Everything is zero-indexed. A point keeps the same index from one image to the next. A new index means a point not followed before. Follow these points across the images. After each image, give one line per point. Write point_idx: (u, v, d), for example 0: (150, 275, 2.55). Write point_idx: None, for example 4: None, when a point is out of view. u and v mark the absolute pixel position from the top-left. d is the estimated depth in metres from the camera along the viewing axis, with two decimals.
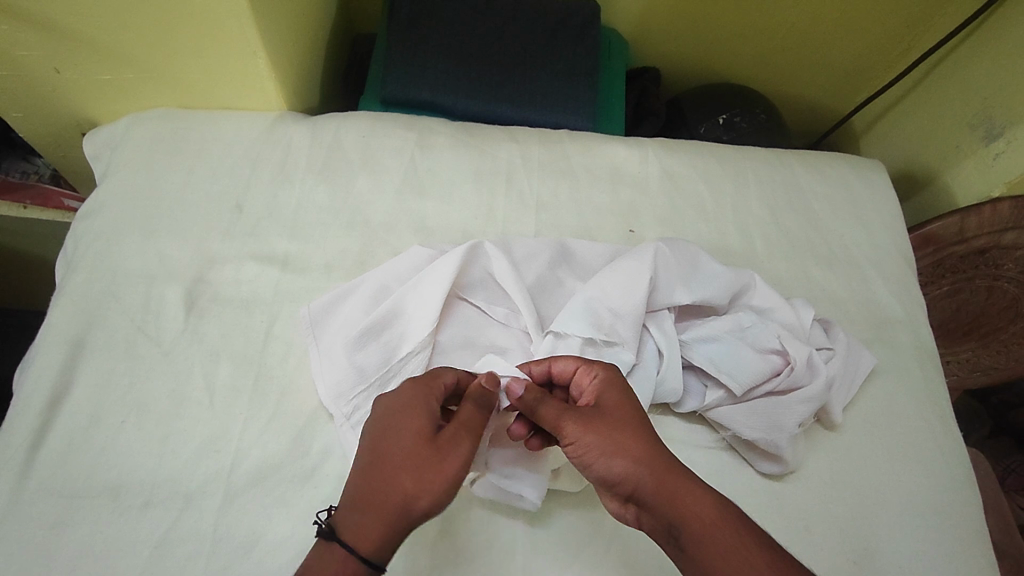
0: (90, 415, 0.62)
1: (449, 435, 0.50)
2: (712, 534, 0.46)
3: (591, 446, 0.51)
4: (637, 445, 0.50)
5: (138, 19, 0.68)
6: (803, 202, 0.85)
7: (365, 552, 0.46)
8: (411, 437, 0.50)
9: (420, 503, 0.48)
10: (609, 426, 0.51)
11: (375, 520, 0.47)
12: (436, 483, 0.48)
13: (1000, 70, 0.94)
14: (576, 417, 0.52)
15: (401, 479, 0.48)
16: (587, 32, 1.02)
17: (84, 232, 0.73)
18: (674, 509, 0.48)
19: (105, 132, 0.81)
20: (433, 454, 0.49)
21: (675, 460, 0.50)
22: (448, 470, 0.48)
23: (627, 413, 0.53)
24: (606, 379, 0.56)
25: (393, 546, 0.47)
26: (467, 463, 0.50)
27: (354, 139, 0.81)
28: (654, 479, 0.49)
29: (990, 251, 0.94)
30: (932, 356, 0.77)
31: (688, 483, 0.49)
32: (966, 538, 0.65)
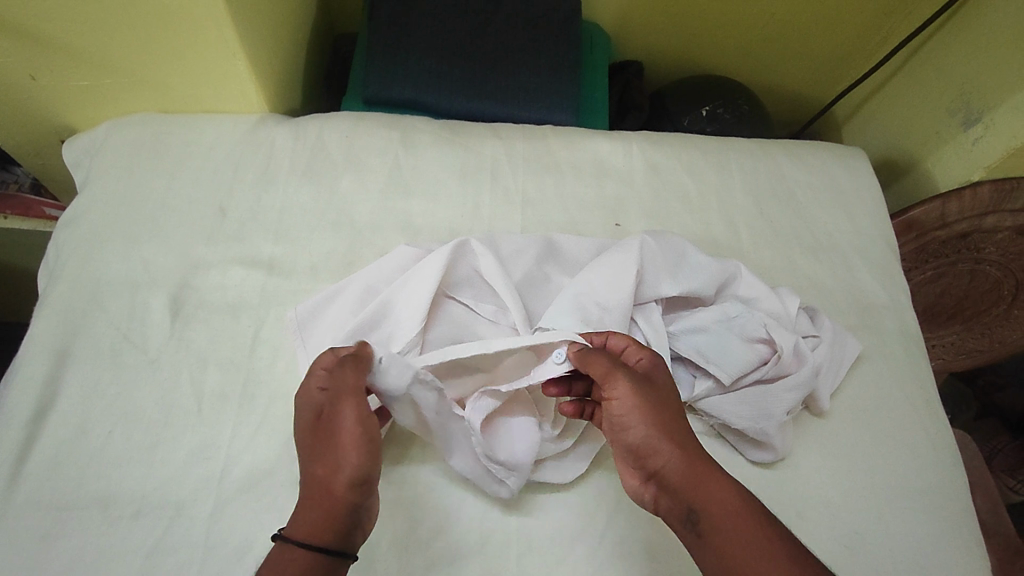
0: (77, 425, 0.61)
1: (329, 404, 0.51)
2: (734, 523, 0.46)
3: (633, 408, 0.51)
4: (673, 422, 0.51)
5: (112, 22, 0.67)
6: (787, 192, 0.86)
7: (304, 536, 0.47)
8: (310, 426, 0.51)
9: (338, 477, 0.48)
10: (654, 396, 0.52)
11: (312, 513, 0.48)
12: (342, 454, 0.49)
13: (974, 54, 0.96)
14: (625, 377, 0.52)
15: (311, 464, 0.50)
16: (569, 26, 1.02)
17: (65, 240, 0.73)
18: (701, 492, 0.48)
19: (84, 139, 0.80)
20: (328, 428, 0.50)
21: (707, 453, 0.50)
22: (346, 436, 0.49)
23: (668, 392, 0.54)
24: (653, 359, 0.56)
25: (334, 528, 0.48)
26: (358, 421, 0.50)
27: (337, 140, 0.80)
28: (684, 458, 0.49)
29: (971, 235, 0.95)
30: (916, 339, 0.78)
31: (716, 473, 0.49)
32: (954, 520, 0.66)
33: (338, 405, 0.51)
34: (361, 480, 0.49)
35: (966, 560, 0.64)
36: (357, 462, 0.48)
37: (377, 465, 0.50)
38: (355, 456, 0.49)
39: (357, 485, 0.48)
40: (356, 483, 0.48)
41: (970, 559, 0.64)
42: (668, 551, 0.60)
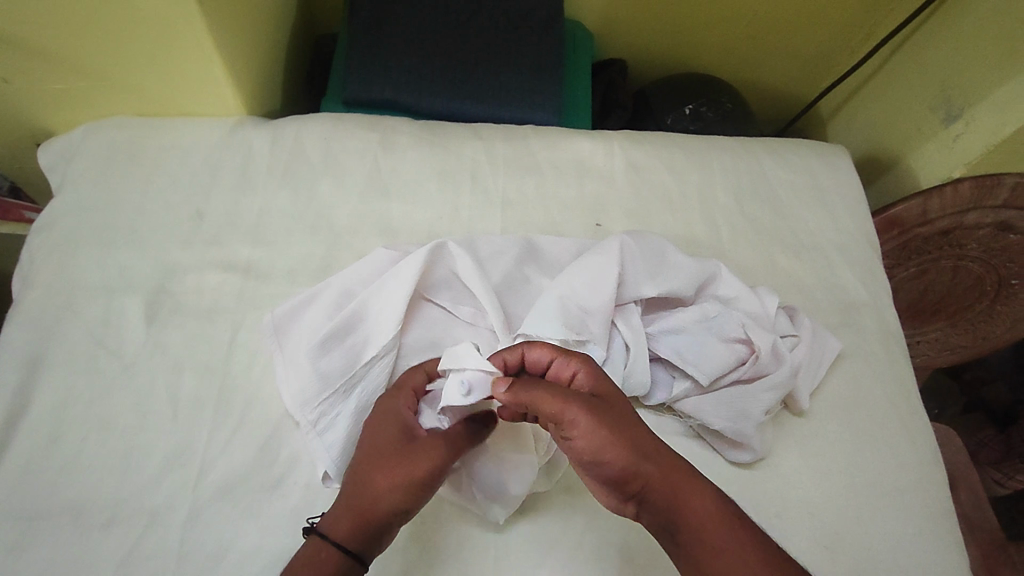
0: (51, 433, 0.61)
1: (416, 434, 0.54)
2: (714, 528, 0.47)
3: (602, 443, 0.48)
4: (641, 442, 0.49)
5: (83, 25, 0.67)
6: (768, 191, 0.86)
7: (336, 541, 0.49)
8: (388, 441, 0.53)
9: (390, 499, 0.51)
10: (615, 422, 0.49)
11: (349, 521, 0.50)
12: (405, 484, 0.51)
13: (955, 50, 0.96)
14: (582, 405, 0.49)
15: (371, 472, 0.52)
16: (551, 25, 1.02)
17: (39, 246, 0.72)
18: (678, 504, 0.48)
19: (58, 142, 0.79)
20: (399, 452, 0.53)
21: (674, 459, 0.50)
22: (417, 471, 0.51)
23: (623, 407, 0.51)
24: (588, 369, 0.54)
25: (363, 541, 0.50)
26: (435, 464, 0.52)
27: (315, 142, 0.80)
28: (659, 477, 0.48)
29: (953, 232, 0.95)
30: (896, 337, 0.78)
31: (689, 480, 0.49)
32: (933, 517, 0.66)
33: (430, 441, 0.53)
34: (405, 511, 0.52)
35: (945, 557, 0.64)
36: (411, 496, 0.51)
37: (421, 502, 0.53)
38: (413, 489, 0.51)
39: (400, 513, 0.51)
40: (400, 511, 0.51)
41: (948, 557, 0.64)
42: (647, 552, 0.60)
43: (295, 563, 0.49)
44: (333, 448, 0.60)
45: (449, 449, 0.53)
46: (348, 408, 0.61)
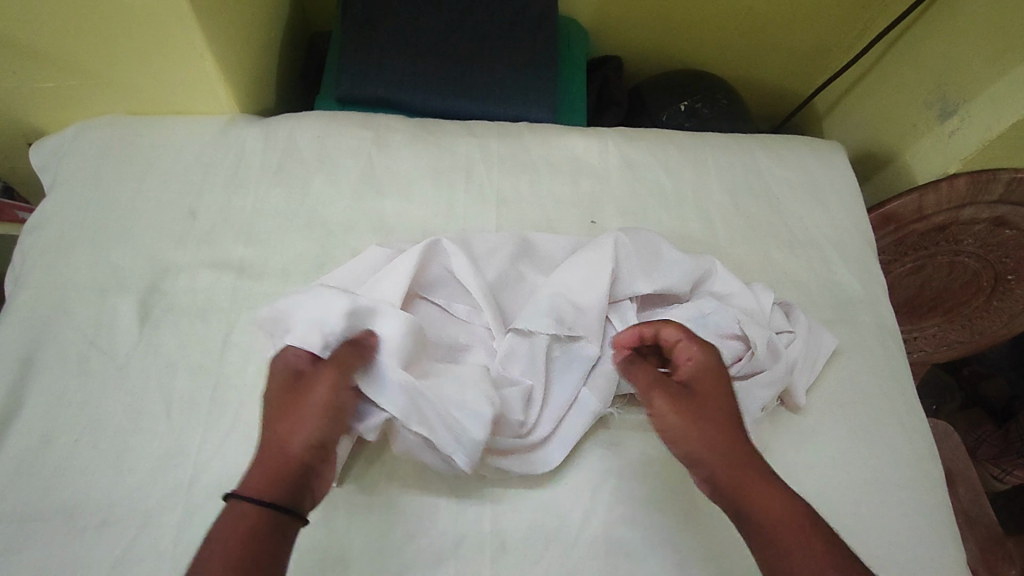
0: (43, 435, 0.60)
1: (307, 375, 0.54)
2: (777, 527, 0.46)
3: (674, 426, 0.53)
4: (720, 433, 0.52)
5: (74, 24, 0.66)
6: (764, 187, 0.86)
7: (251, 490, 0.46)
8: (279, 392, 0.53)
9: (298, 435, 0.50)
10: (699, 409, 0.53)
11: (264, 471, 0.48)
12: (309, 415, 0.51)
13: (949, 46, 0.96)
14: (661, 393, 0.55)
15: (271, 424, 0.51)
16: (546, 22, 1.01)
17: (31, 246, 0.71)
18: (744, 497, 0.48)
19: (50, 142, 0.78)
20: (298, 396, 0.53)
21: (751, 457, 0.50)
22: (316, 400, 0.52)
23: (722, 399, 0.54)
24: (703, 359, 0.56)
25: (282, 482, 0.48)
26: (330, 388, 0.53)
27: (309, 140, 0.79)
28: (727, 467, 0.50)
29: (949, 227, 0.95)
30: (892, 333, 0.78)
31: (760, 480, 0.49)
32: (930, 512, 0.66)
33: (317, 376, 0.54)
34: (320, 443, 0.51)
35: (942, 552, 0.64)
36: (320, 424, 0.51)
37: (336, 436, 0.52)
38: (319, 417, 0.51)
39: (315, 446, 0.50)
40: (313, 444, 0.50)
41: (944, 552, 0.64)
42: (644, 550, 0.60)
43: (211, 532, 0.45)
44: None
45: (346, 379, 0.54)
46: None
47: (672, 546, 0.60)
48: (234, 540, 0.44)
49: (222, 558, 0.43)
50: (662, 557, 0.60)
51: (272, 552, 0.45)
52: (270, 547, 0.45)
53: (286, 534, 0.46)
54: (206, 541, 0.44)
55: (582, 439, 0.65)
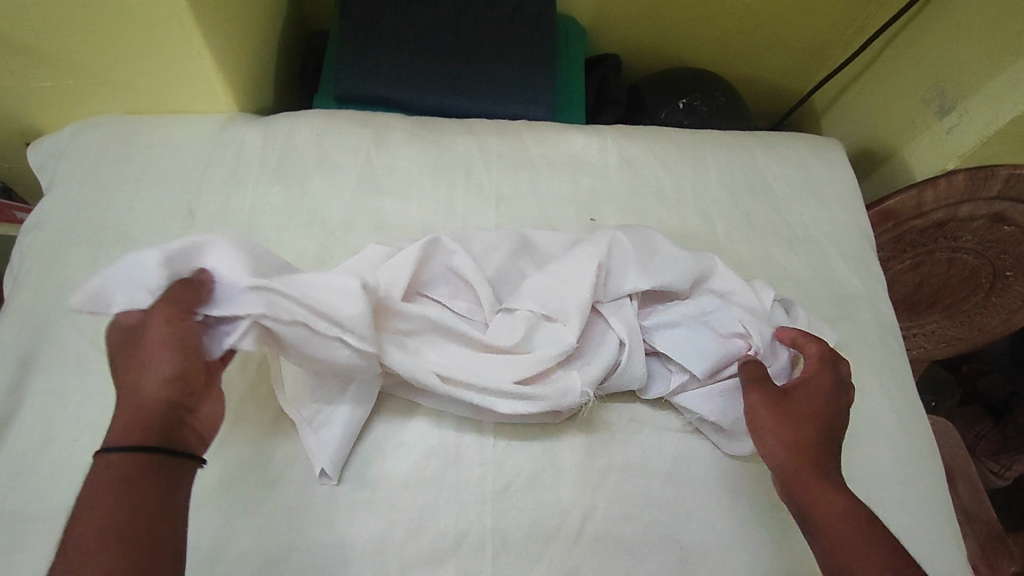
0: (42, 434, 0.60)
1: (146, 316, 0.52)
2: (837, 526, 0.50)
3: (763, 421, 0.57)
4: (803, 436, 0.55)
5: (72, 23, 0.66)
6: (763, 185, 0.86)
7: (116, 445, 0.47)
8: (123, 344, 0.52)
9: (149, 378, 0.49)
10: (791, 411, 0.57)
11: (124, 423, 0.48)
12: (152, 357, 0.50)
13: (947, 43, 0.96)
14: (761, 390, 0.58)
15: (121, 377, 0.50)
16: (544, 20, 1.01)
17: (30, 245, 0.71)
18: (811, 494, 0.52)
19: (49, 141, 0.78)
20: (139, 340, 0.51)
21: (830, 468, 0.54)
22: (153, 340, 0.50)
23: (818, 409, 0.57)
24: (818, 376, 0.59)
25: (147, 426, 0.48)
26: (164, 323, 0.51)
27: (308, 138, 0.79)
28: (803, 466, 0.54)
29: (947, 224, 0.95)
30: (892, 329, 0.78)
31: (835, 488, 0.52)
32: (930, 507, 0.66)
33: (148, 317, 0.51)
34: (174, 377, 0.50)
35: (943, 547, 0.64)
36: (166, 359, 0.50)
37: (198, 370, 0.51)
38: (163, 355, 0.50)
39: (171, 382, 0.49)
40: (167, 380, 0.49)
41: (944, 547, 0.64)
42: (645, 546, 0.60)
43: (82, 496, 0.46)
44: (329, 445, 0.59)
45: (185, 309, 0.52)
46: (343, 406, 0.61)
47: (673, 543, 0.60)
48: (109, 488, 0.45)
49: (105, 507, 0.44)
50: (663, 553, 0.60)
51: (161, 488, 0.47)
52: (152, 486, 0.46)
53: (173, 471, 0.48)
54: (80, 503, 0.45)
55: (583, 436, 0.65)
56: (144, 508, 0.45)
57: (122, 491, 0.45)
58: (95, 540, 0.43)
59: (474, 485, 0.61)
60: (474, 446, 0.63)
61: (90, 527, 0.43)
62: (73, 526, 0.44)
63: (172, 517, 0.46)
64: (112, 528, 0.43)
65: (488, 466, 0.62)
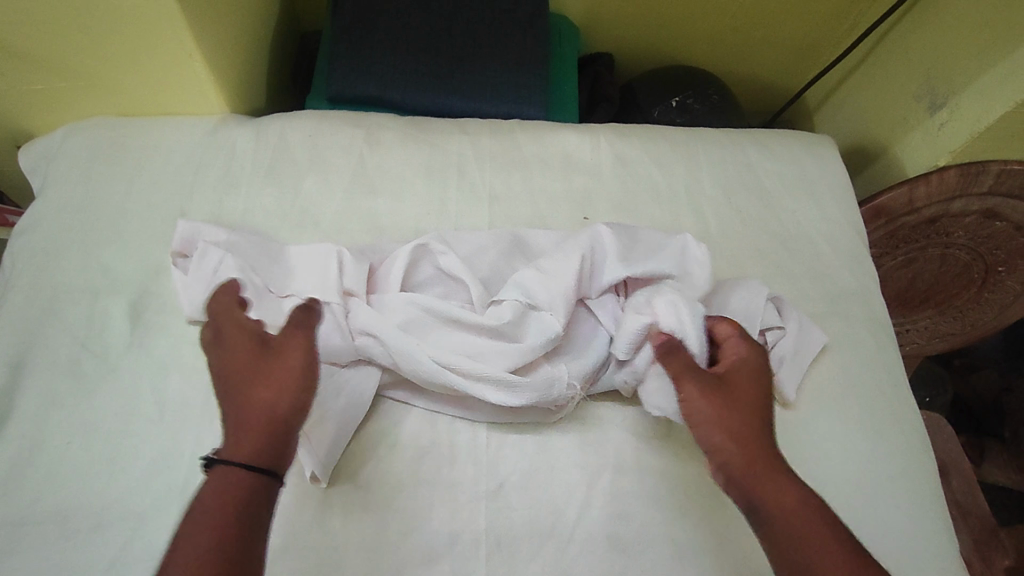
0: (35, 438, 0.60)
1: (272, 338, 0.52)
2: (796, 522, 0.47)
3: (702, 412, 0.52)
4: (748, 427, 0.52)
5: (64, 26, 0.66)
6: (755, 182, 0.86)
7: (243, 459, 0.45)
8: (248, 353, 0.51)
9: (282, 399, 0.48)
10: (732, 400, 0.53)
11: (252, 437, 0.46)
12: (290, 378, 0.50)
13: (938, 39, 0.96)
14: (695, 378, 0.54)
15: (252, 388, 0.49)
16: (537, 19, 1.01)
17: (22, 249, 0.71)
18: (768, 490, 0.49)
19: (40, 144, 0.78)
20: (269, 357, 0.51)
21: (774, 455, 0.51)
22: (294, 359, 0.51)
23: (755, 395, 0.54)
24: (747, 358, 0.56)
25: (273, 447, 0.47)
26: (302, 349, 0.52)
27: (300, 139, 0.79)
28: (750, 458, 0.50)
29: (939, 220, 0.96)
30: (885, 325, 0.78)
31: (784, 477, 0.49)
32: (922, 502, 0.66)
33: (287, 338, 0.52)
34: (303, 404, 0.49)
35: (935, 542, 0.65)
36: (302, 386, 0.50)
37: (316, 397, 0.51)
38: (299, 380, 0.50)
39: (297, 408, 0.49)
40: (297, 405, 0.49)
41: (937, 542, 0.65)
42: (640, 545, 0.60)
43: (197, 506, 0.43)
44: (320, 445, 0.59)
45: (313, 337, 0.53)
46: (335, 407, 0.61)
47: (666, 541, 0.61)
48: (220, 507, 0.43)
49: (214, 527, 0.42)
50: (656, 551, 0.60)
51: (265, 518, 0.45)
52: (262, 513, 0.44)
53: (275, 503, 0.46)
54: (196, 514, 0.43)
55: (577, 434, 0.65)
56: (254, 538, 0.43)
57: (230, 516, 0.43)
58: (196, 565, 0.40)
59: (467, 485, 0.61)
60: (468, 445, 0.63)
61: (208, 547, 0.41)
62: (191, 539, 0.41)
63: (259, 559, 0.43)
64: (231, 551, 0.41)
65: (480, 465, 0.62)
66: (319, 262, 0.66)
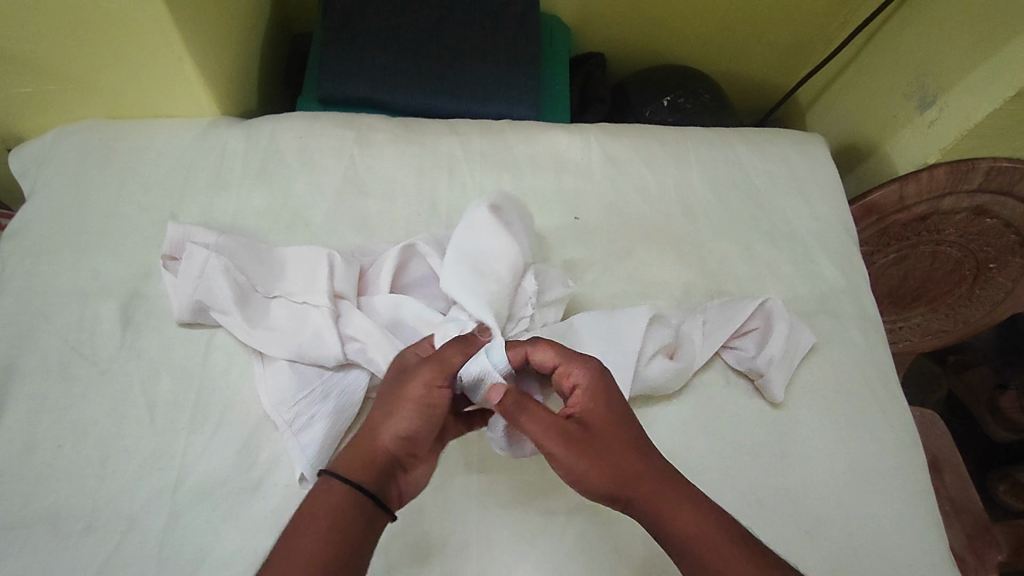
0: (26, 442, 0.60)
1: (411, 368, 0.53)
2: (710, 543, 0.47)
3: (580, 471, 0.49)
4: (624, 465, 0.49)
5: (53, 30, 0.66)
6: (746, 181, 0.86)
7: (344, 476, 0.49)
8: (391, 375, 0.54)
9: (389, 428, 0.51)
10: (596, 446, 0.50)
11: (358, 456, 0.50)
12: (408, 409, 0.51)
13: (928, 36, 0.97)
14: (558, 438, 0.50)
15: (374, 409, 0.52)
16: (528, 19, 1.01)
17: (11, 253, 0.71)
18: (673, 518, 0.48)
19: (31, 148, 0.78)
20: (399, 384, 0.52)
21: (665, 475, 0.50)
22: (415, 390, 0.51)
23: (614, 425, 0.51)
24: (589, 382, 0.53)
25: (371, 472, 0.49)
26: (426, 384, 0.51)
27: (290, 141, 0.79)
28: (648, 491, 0.49)
29: (930, 218, 0.96)
30: (875, 322, 0.79)
31: (679, 497, 0.49)
32: (912, 499, 0.67)
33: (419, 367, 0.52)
34: (409, 439, 0.51)
35: (925, 539, 0.65)
36: (411, 420, 0.51)
37: (430, 435, 0.52)
38: (411, 413, 0.51)
39: (404, 442, 0.51)
40: (403, 439, 0.51)
41: (926, 539, 0.65)
42: (631, 543, 0.60)
43: (307, 503, 0.48)
44: (309, 448, 0.59)
45: (448, 376, 0.52)
46: (324, 410, 0.61)
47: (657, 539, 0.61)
48: (324, 514, 0.46)
49: (315, 533, 0.46)
50: (647, 548, 0.60)
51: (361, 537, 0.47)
52: (356, 531, 0.47)
53: (374, 527, 0.48)
54: (303, 510, 0.47)
55: None
56: (344, 555, 0.45)
57: (332, 524, 0.46)
58: (298, 562, 0.44)
59: (459, 486, 0.61)
60: (460, 446, 0.63)
61: (302, 548, 0.45)
62: (292, 534, 0.46)
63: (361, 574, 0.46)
64: (318, 560, 0.44)
65: (472, 465, 0.62)
66: (308, 264, 0.67)
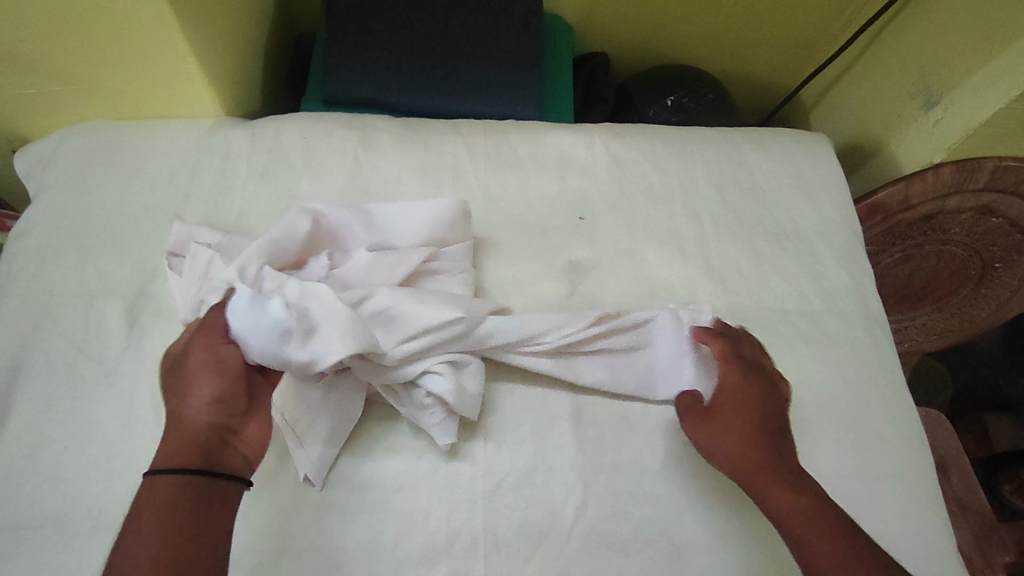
0: (31, 443, 0.60)
1: (185, 350, 0.56)
2: (806, 526, 0.53)
3: (705, 444, 0.61)
4: (739, 442, 0.59)
5: (58, 32, 0.67)
6: (751, 181, 0.86)
7: (166, 468, 0.50)
8: (170, 369, 0.56)
9: (195, 404, 0.53)
10: (722, 428, 0.60)
11: (175, 444, 0.52)
12: (200, 384, 0.54)
13: (932, 35, 0.96)
14: (695, 417, 0.62)
15: (174, 401, 0.54)
16: (531, 19, 1.01)
17: (16, 254, 0.71)
18: (774, 497, 0.56)
19: (36, 149, 0.78)
20: (183, 370, 0.55)
21: (775, 465, 0.57)
22: (196, 362, 0.55)
23: (744, 415, 0.60)
24: (737, 381, 0.62)
25: (193, 450, 0.51)
26: (202, 354, 0.55)
27: (294, 141, 0.79)
28: (755, 472, 0.57)
29: (935, 217, 0.96)
30: (880, 322, 0.78)
31: (783, 483, 0.56)
32: (920, 500, 0.66)
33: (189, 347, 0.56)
34: (217, 402, 0.53)
35: (932, 539, 0.65)
36: (207, 387, 0.54)
37: (239, 390, 0.55)
38: (205, 383, 0.54)
39: (214, 406, 0.53)
40: (211, 404, 0.53)
41: (934, 539, 0.65)
42: (637, 544, 0.60)
43: (133, 516, 0.48)
44: (309, 449, 0.59)
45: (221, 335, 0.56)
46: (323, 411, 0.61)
47: (664, 540, 0.61)
48: (154, 514, 0.48)
49: (147, 532, 0.47)
50: (653, 548, 0.60)
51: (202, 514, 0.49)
52: (194, 512, 0.49)
53: (215, 499, 0.50)
54: (129, 524, 0.48)
55: (572, 432, 0.65)
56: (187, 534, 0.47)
57: (161, 516, 0.48)
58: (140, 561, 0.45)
59: (464, 486, 0.61)
60: (465, 446, 0.63)
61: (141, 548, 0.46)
62: (124, 547, 0.47)
63: (212, 537, 0.48)
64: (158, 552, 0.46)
65: (477, 466, 0.62)
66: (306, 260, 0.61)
